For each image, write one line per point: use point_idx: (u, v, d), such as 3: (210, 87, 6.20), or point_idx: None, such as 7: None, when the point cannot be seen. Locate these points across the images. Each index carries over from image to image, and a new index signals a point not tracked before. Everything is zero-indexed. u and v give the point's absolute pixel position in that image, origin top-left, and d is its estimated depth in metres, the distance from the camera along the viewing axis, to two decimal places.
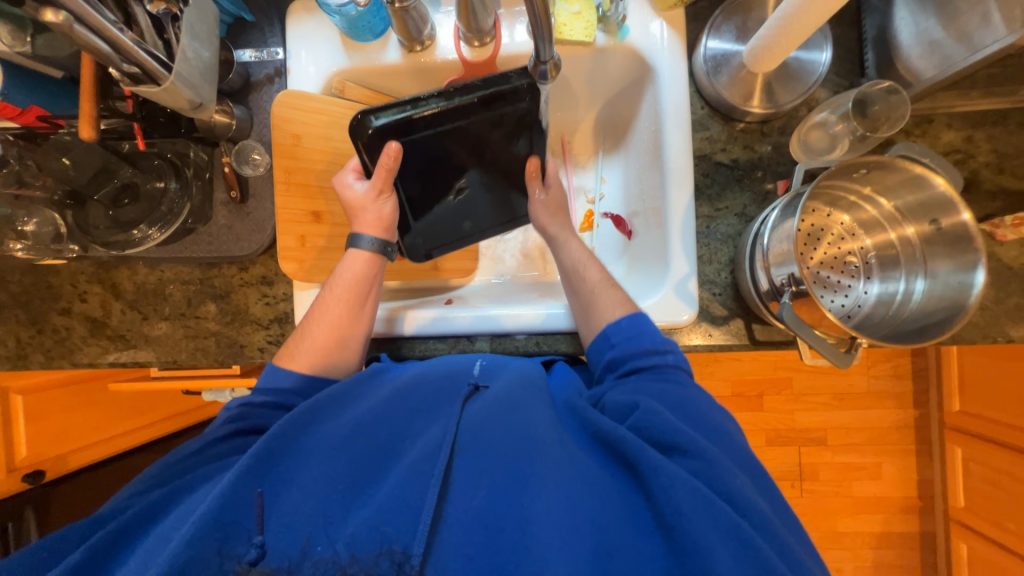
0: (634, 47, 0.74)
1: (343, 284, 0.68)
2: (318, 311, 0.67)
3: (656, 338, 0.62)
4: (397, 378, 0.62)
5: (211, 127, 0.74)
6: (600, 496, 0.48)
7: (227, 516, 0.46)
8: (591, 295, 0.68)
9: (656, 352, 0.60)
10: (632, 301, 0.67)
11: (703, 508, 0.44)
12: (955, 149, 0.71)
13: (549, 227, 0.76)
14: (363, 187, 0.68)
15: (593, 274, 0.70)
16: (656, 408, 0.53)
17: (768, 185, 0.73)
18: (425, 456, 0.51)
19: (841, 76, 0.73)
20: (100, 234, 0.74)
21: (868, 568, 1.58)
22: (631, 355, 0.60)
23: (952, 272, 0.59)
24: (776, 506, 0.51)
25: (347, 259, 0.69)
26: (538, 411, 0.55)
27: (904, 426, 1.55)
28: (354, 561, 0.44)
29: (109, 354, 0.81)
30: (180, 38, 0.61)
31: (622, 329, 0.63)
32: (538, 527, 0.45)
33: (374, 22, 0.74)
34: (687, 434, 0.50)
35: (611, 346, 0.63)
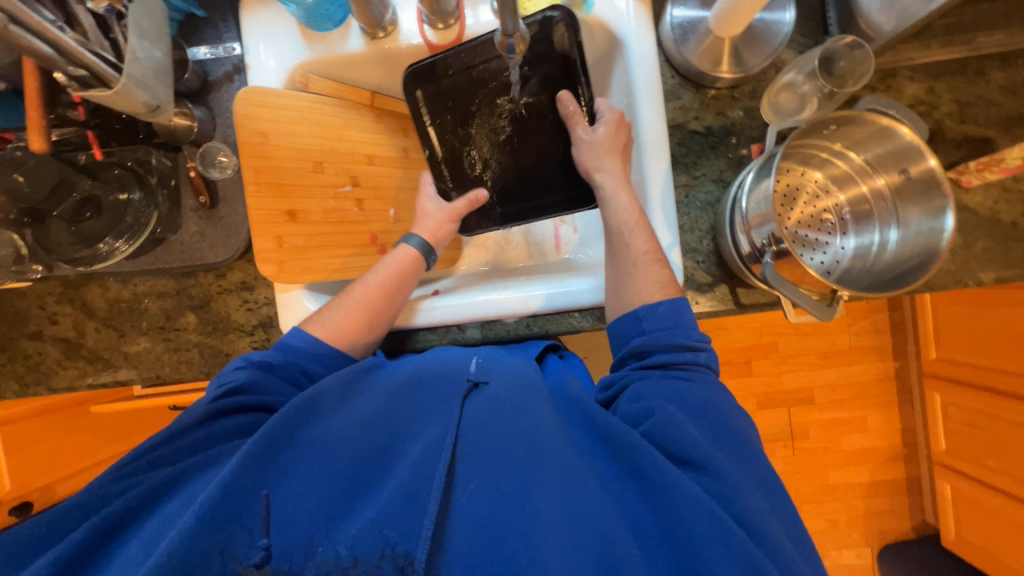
0: (600, 20, 0.73)
1: (390, 270, 0.71)
2: (357, 291, 0.69)
3: (691, 333, 0.60)
4: (393, 375, 0.61)
5: (171, 131, 0.72)
6: (600, 501, 0.48)
7: (229, 513, 0.45)
8: (630, 269, 0.66)
9: (688, 349, 0.60)
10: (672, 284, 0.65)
11: (713, 531, 0.44)
12: (919, 102, 0.72)
13: (601, 170, 0.71)
14: (438, 203, 0.80)
15: (638, 244, 0.67)
16: (674, 415, 0.52)
17: (743, 151, 0.74)
18: (425, 461, 0.50)
19: (805, 36, 0.74)
20: (63, 251, 0.70)
21: (860, 518, 1.64)
22: (660, 347, 0.59)
23: (922, 220, 0.60)
24: (773, 493, 0.52)
25: (396, 252, 0.73)
26: (545, 417, 0.55)
27: (885, 378, 1.61)
28: (357, 562, 0.44)
29: (88, 376, 0.78)
30: (128, 38, 0.58)
31: (657, 315, 0.61)
32: (543, 536, 0.45)
33: (333, 9, 0.71)
34: (703, 449, 0.50)
35: (641, 330, 0.62)
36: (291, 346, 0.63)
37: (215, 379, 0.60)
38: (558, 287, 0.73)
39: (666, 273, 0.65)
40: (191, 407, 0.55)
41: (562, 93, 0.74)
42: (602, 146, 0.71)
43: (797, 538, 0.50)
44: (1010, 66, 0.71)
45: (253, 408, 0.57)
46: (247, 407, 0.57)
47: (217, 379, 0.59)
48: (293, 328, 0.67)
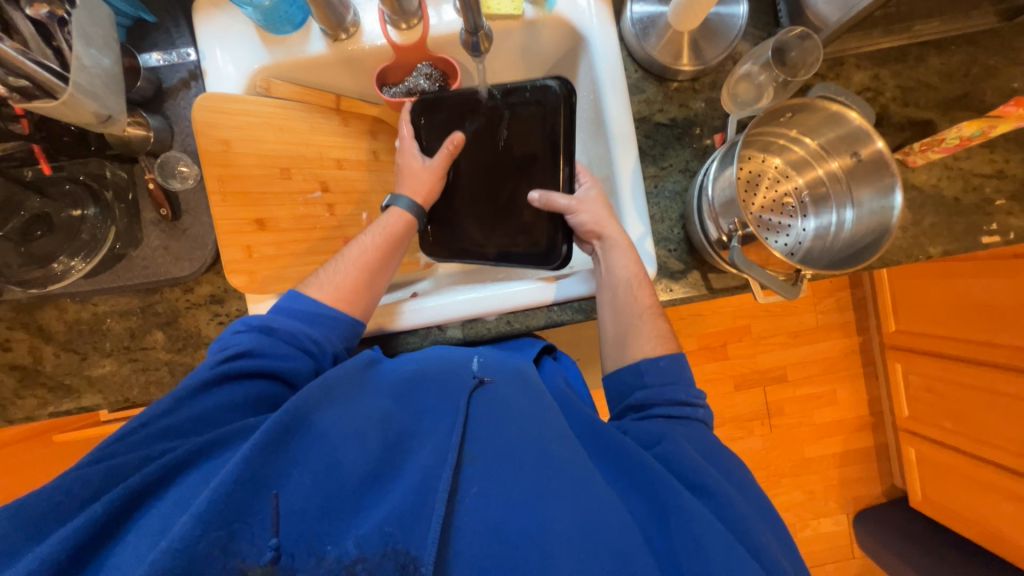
0: (563, 17, 0.74)
1: (386, 230, 0.70)
2: (354, 251, 0.68)
3: (689, 390, 0.63)
4: (394, 373, 0.61)
5: (125, 142, 0.69)
6: (615, 513, 0.49)
7: (237, 504, 0.42)
8: (635, 319, 0.66)
9: (688, 405, 0.62)
10: (667, 338, 0.66)
11: (723, 549, 0.46)
12: (866, 88, 0.76)
13: (598, 222, 0.71)
14: (424, 161, 0.75)
15: (642, 296, 0.67)
16: (682, 447, 0.55)
17: (706, 141, 0.77)
18: (434, 465, 0.49)
19: (758, 29, 0.77)
20: (13, 273, 0.67)
21: (836, 486, 1.72)
22: (663, 402, 0.61)
23: (874, 200, 0.64)
24: (769, 518, 0.54)
25: (387, 211, 0.72)
26: (558, 430, 0.56)
27: (851, 352, 1.69)
28: (360, 561, 0.43)
29: (49, 405, 0.74)
30: (74, 45, 0.55)
31: (659, 368, 0.63)
32: (557, 546, 0.45)
33: (291, 11, 0.70)
34: (710, 477, 0.53)
35: (642, 385, 0.63)
36: (291, 305, 0.63)
37: (216, 343, 0.60)
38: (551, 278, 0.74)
39: (661, 328, 0.67)
40: (197, 370, 0.55)
41: (533, 194, 0.73)
42: (595, 200, 0.72)
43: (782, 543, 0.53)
44: (945, 52, 0.76)
45: (264, 375, 0.58)
46: (252, 376, 0.57)
47: (219, 342, 0.59)
48: (287, 292, 0.65)
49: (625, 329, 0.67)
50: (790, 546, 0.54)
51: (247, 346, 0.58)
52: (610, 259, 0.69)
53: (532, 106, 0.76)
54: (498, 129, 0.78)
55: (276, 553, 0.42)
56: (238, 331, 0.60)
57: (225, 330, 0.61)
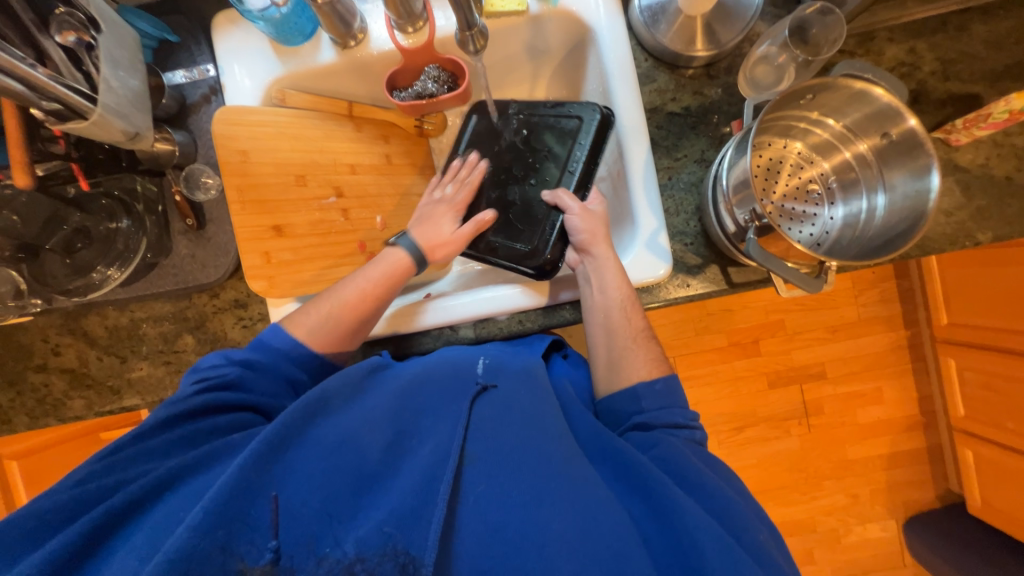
0: (568, 10, 0.73)
1: (389, 273, 0.71)
2: (349, 292, 0.69)
3: (687, 412, 0.61)
4: (400, 375, 0.61)
5: (154, 156, 0.73)
6: (615, 515, 0.48)
7: (237, 510, 0.44)
8: (627, 345, 0.65)
9: (686, 428, 0.60)
10: (658, 362, 0.65)
11: (724, 551, 0.44)
12: (900, 63, 0.71)
13: (594, 242, 0.69)
14: (455, 225, 0.76)
15: (633, 321, 0.66)
16: (678, 448, 0.55)
17: (724, 129, 0.73)
18: (430, 469, 0.49)
19: (777, 7, 0.73)
20: (59, 284, 0.72)
21: (883, 491, 1.61)
22: (662, 424, 0.59)
23: (908, 183, 0.59)
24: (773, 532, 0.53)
25: (386, 257, 0.72)
26: (556, 430, 0.55)
27: (898, 347, 1.58)
28: (360, 561, 0.44)
29: (96, 404, 0.79)
30: (101, 68, 0.59)
31: (655, 392, 0.61)
32: (555, 550, 0.45)
33: (301, 23, 0.72)
34: (709, 479, 0.52)
35: (639, 409, 0.61)
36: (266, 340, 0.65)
37: (192, 370, 0.61)
38: (560, 279, 0.74)
39: (649, 351, 0.65)
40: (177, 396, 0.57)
41: (546, 193, 0.75)
42: (596, 220, 0.71)
43: (781, 549, 0.52)
44: (991, 18, 0.70)
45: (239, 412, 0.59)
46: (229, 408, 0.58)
47: (195, 371, 0.59)
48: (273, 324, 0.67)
49: (615, 351, 0.65)
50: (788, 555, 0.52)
51: (229, 377, 0.59)
52: (603, 280, 0.67)
53: (575, 122, 0.76)
54: (535, 137, 0.79)
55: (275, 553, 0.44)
56: (216, 364, 0.61)
57: (204, 358, 0.62)
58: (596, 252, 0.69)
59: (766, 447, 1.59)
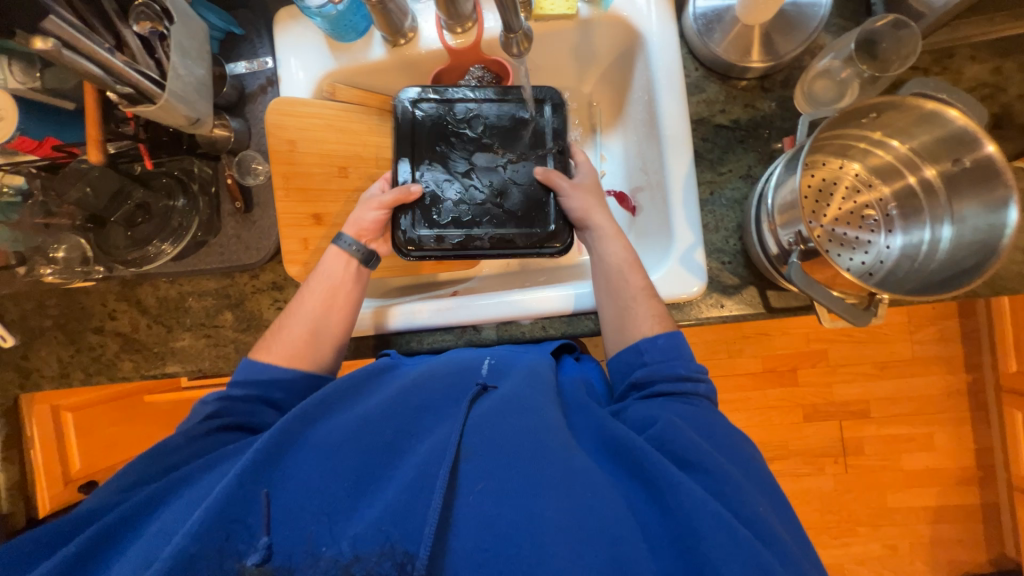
0: (619, 15, 0.72)
1: (320, 283, 0.69)
2: (290, 309, 0.69)
3: (690, 364, 0.60)
4: (405, 373, 0.63)
5: (211, 141, 0.77)
6: (612, 506, 0.47)
7: (234, 510, 0.47)
8: (630, 303, 0.65)
9: (688, 380, 0.60)
10: (665, 317, 0.65)
11: (722, 532, 0.44)
12: (982, 83, 0.65)
13: (594, 210, 0.70)
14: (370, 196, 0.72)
15: (635, 279, 0.66)
16: (676, 422, 0.53)
17: (775, 144, 0.70)
18: (431, 460, 0.50)
19: (845, 18, 0.68)
20: (120, 254, 0.78)
21: (925, 545, 1.49)
22: (661, 378, 0.59)
23: (980, 215, 0.54)
24: (782, 509, 0.52)
25: (327, 256, 0.71)
26: (552, 419, 0.54)
27: (955, 392, 1.45)
28: (357, 561, 0.45)
29: (141, 368, 0.85)
30: (171, 57, 0.63)
31: (658, 347, 0.61)
32: (551, 537, 0.44)
33: (356, 20, 0.74)
34: (710, 456, 0.50)
35: (642, 363, 0.61)
36: (252, 375, 0.63)
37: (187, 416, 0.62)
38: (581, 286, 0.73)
39: (659, 306, 0.65)
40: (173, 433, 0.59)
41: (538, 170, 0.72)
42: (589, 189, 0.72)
43: (798, 537, 0.50)
44: None
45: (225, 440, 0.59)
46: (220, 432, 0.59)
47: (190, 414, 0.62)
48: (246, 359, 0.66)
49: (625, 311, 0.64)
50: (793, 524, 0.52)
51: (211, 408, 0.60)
52: (601, 247, 0.69)
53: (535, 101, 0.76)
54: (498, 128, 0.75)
55: (262, 559, 0.46)
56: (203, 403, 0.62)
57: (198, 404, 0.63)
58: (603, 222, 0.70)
59: (797, 483, 1.50)
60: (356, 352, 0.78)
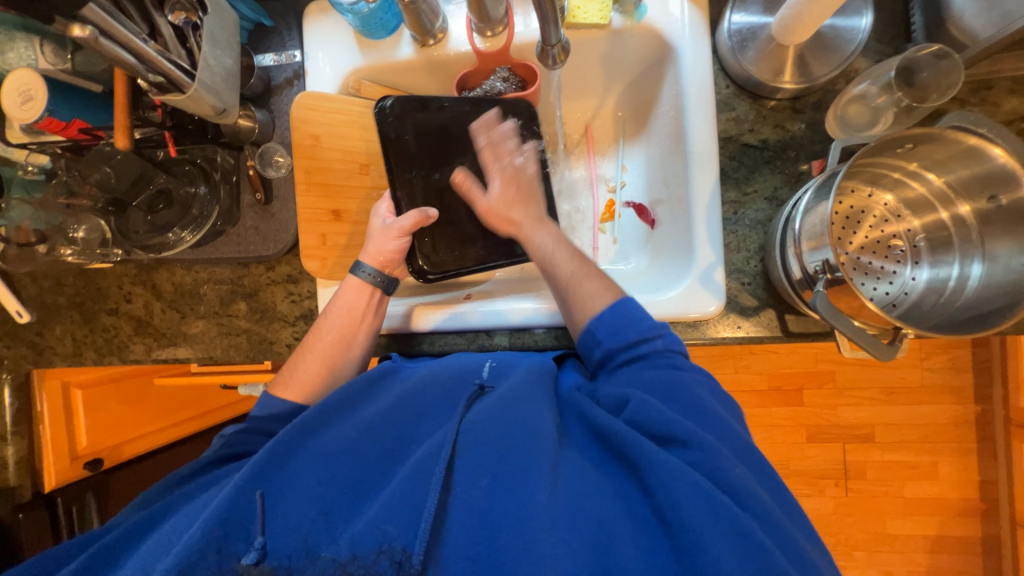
0: (653, 27, 0.71)
1: (337, 310, 0.69)
2: (309, 338, 0.69)
3: (642, 325, 0.59)
4: (409, 375, 0.64)
5: (235, 132, 0.78)
6: (599, 495, 0.48)
7: (237, 508, 0.48)
8: (569, 285, 0.64)
9: (644, 341, 0.58)
10: (615, 286, 0.64)
11: (700, 504, 0.43)
12: (1020, 117, 0.63)
13: (511, 213, 0.73)
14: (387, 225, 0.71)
15: (566, 263, 0.66)
16: (646, 400, 0.52)
17: (802, 166, 0.69)
18: (430, 452, 0.51)
19: (883, 43, 0.67)
20: (140, 239, 0.78)
21: (922, 574, 1.47)
22: (618, 349, 0.59)
23: (1013, 255, 0.53)
24: (778, 493, 0.50)
25: (344, 286, 0.70)
26: (540, 411, 0.55)
27: (962, 422, 1.44)
28: (354, 560, 0.46)
29: (153, 351, 0.85)
30: (202, 46, 0.63)
31: (605, 322, 0.60)
32: (539, 523, 0.45)
33: (386, 18, 0.74)
34: (688, 429, 0.49)
35: (598, 342, 0.61)
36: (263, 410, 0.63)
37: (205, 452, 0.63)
38: None
39: (601, 278, 0.64)
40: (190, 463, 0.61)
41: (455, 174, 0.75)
42: (504, 196, 0.74)
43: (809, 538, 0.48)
44: None
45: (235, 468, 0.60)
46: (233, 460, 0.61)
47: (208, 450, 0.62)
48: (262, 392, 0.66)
49: (563, 296, 0.65)
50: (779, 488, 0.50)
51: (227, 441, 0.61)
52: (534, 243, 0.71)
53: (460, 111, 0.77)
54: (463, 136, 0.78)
55: (257, 557, 0.46)
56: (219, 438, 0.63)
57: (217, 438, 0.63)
58: (525, 218, 0.72)
59: None
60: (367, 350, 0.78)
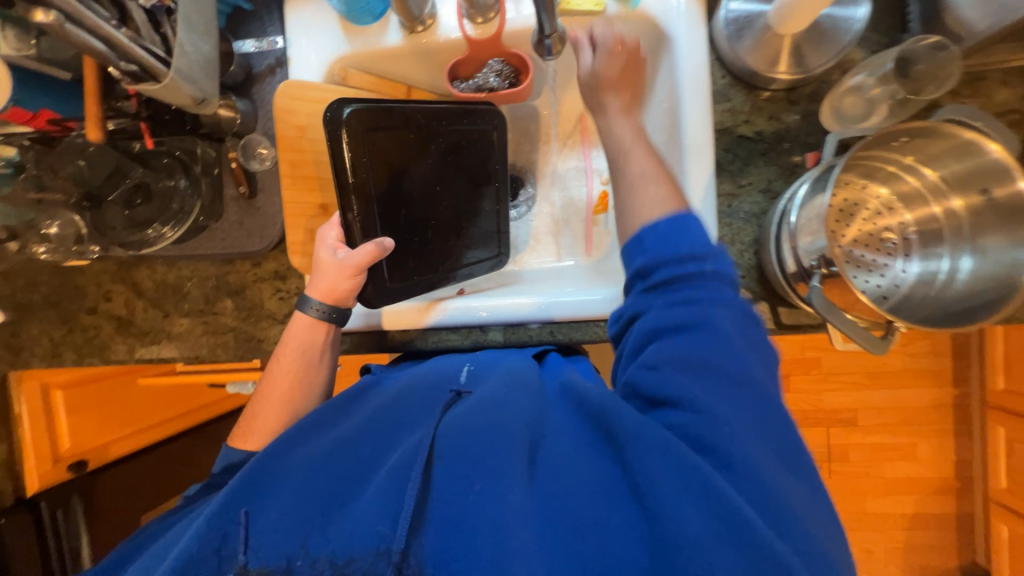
0: (648, 14, 0.69)
1: (289, 355, 0.65)
2: (265, 387, 0.66)
3: (697, 241, 0.51)
4: (388, 388, 0.63)
5: (216, 122, 0.75)
6: (580, 480, 0.48)
7: (219, 525, 0.49)
8: (631, 185, 0.56)
9: (694, 259, 0.50)
10: (680, 196, 0.55)
11: (673, 475, 0.44)
12: (1011, 109, 0.64)
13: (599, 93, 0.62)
14: (338, 258, 0.64)
15: (637, 160, 0.57)
16: (667, 344, 0.48)
17: (796, 158, 0.69)
18: (405, 458, 0.51)
19: (879, 33, 0.66)
20: (118, 235, 0.75)
21: (899, 550, 1.54)
22: (667, 264, 0.50)
23: (1004, 250, 0.54)
24: (798, 455, 0.47)
25: (293, 322, 0.66)
26: (521, 407, 0.54)
27: (940, 405, 1.48)
28: (353, 561, 0.46)
29: (137, 350, 0.83)
30: (177, 32, 0.60)
31: (659, 233, 0.51)
32: (513, 514, 0.45)
33: (373, 3, 0.71)
34: (679, 384, 0.47)
35: (643, 250, 0.52)
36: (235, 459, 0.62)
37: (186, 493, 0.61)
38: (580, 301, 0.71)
39: (670, 185, 0.55)
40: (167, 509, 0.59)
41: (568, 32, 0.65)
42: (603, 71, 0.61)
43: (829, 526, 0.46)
44: None
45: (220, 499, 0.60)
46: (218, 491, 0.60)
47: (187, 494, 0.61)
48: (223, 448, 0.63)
49: (626, 201, 0.56)
50: (790, 428, 0.48)
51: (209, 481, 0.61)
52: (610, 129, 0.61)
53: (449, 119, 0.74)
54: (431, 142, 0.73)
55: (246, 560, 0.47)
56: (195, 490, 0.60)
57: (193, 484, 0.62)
58: (608, 105, 0.61)
59: None
60: (359, 346, 0.77)
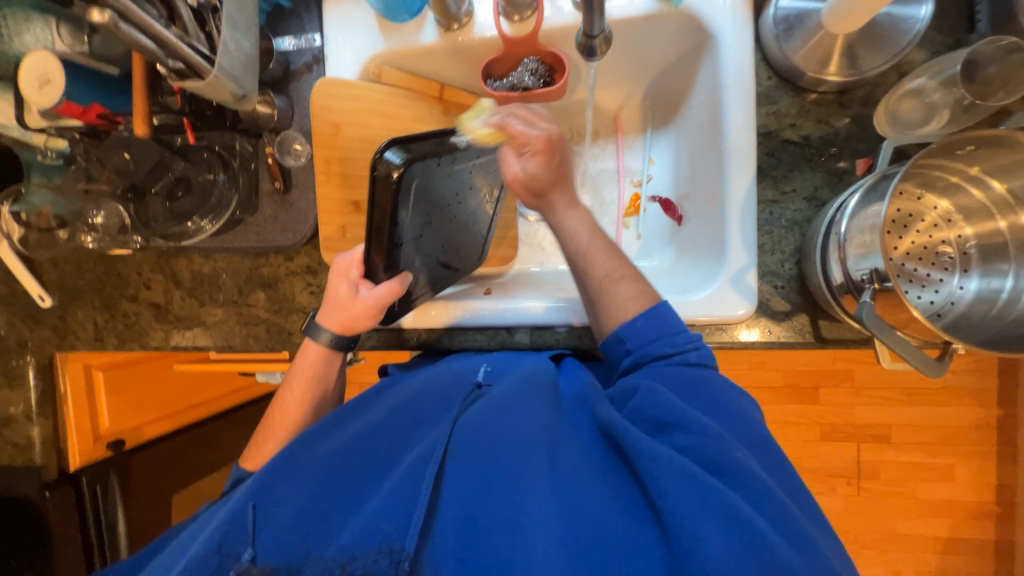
0: (691, 13, 0.67)
1: (299, 378, 0.68)
2: (276, 413, 0.68)
3: (676, 337, 0.58)
4: (402, 389, 0.64)
5: (253, 118, 0.75)
6: (594, 487, 0.48)
7: (234, 526, 0.49)
8: (602, 290, 0.61)
9: (676, 353, 0.57)
10: (650, 290, 0.61)
11: (687, 487, 0.44)
12: None
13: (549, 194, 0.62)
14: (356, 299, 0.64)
15: (602, 262, 0.62)
16: (658, 387, 0.53)
17: (844, 164, 0.65)
18: (419, 459, 0.51)
19: (942, 34, 0.63)
20: (160, 226, 0.78)
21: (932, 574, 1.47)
22: (650, 358, 0.57)
23: None
24: (788, 481, 0.51)
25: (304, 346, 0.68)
26: (535, 410, 0.55)
27: (983, 425, 1.41)
28: (354, 558, 0.46)
29: (173, 337, 0.85)
30: (222, 30, 0.61)
31: (638, 331, 0.58)
32: (533, 522, 0.45)
33: (409, 1, 0.71)
34: (686, 413, 0.50)
35: (627, 349, 0.59)
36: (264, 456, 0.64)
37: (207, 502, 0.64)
38: None
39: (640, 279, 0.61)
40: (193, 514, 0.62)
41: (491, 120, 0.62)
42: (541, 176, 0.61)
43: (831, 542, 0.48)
44: None
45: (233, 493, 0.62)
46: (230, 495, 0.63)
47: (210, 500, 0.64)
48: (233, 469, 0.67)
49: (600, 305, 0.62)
50: (767, 440, 0.52)
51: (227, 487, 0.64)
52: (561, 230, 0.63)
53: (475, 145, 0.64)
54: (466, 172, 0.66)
55: (254, 555, 0.47)
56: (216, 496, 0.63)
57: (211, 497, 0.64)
58: (556, 203, 0.63)
59: None
60: (385, 343, 0.77)
